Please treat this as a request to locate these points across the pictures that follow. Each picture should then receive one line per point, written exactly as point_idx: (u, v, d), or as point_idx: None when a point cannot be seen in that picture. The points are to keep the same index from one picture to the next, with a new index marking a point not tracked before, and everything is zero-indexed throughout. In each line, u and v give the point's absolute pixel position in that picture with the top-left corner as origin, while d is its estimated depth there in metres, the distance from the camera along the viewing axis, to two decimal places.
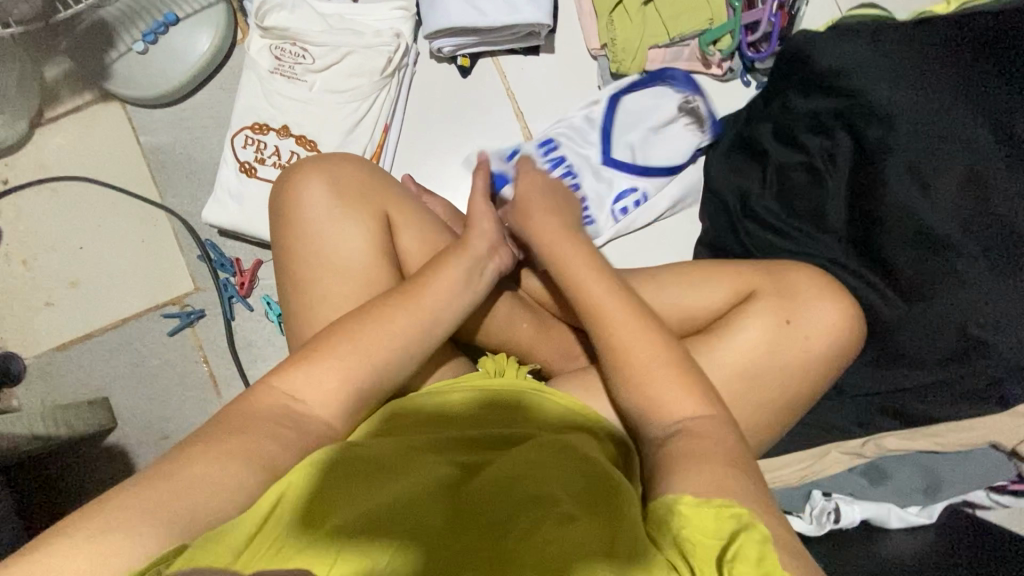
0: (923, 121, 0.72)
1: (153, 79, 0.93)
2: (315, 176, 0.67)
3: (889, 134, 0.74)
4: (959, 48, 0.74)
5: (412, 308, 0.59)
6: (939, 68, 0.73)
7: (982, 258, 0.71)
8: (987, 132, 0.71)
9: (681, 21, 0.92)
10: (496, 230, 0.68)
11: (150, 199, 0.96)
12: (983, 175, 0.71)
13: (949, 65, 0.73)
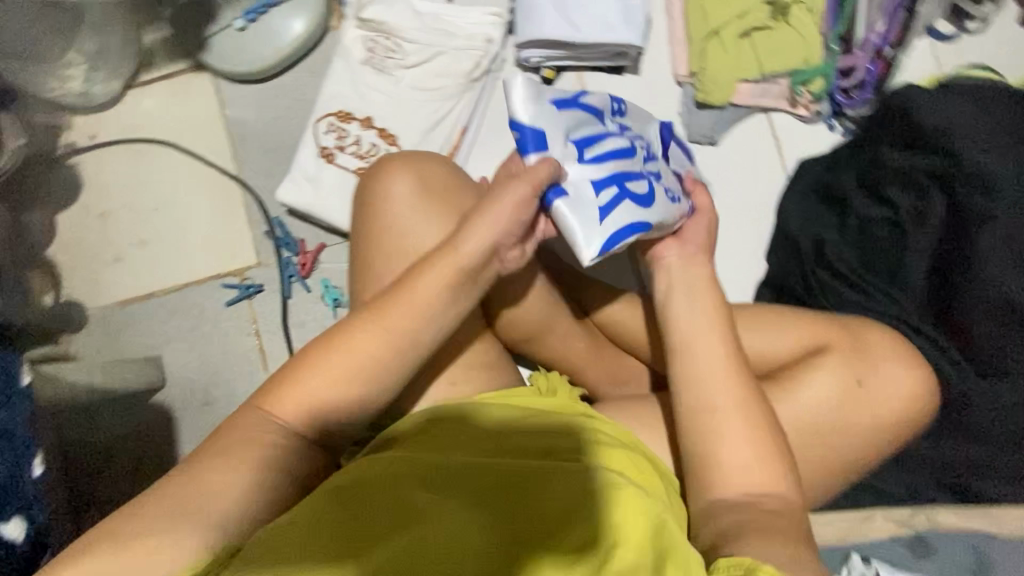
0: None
1: (246, 56, 0.95)
2: (405, 172, 0.68)
3: (989, 205, 0.74)
4: None
5: (378, 328, 0.57)
6: None
7: None
8: None
9: (776, 59, 0.90)
10: (501, 220, 0.60)
11: (227, 170, 0.98)
12: None
13: None
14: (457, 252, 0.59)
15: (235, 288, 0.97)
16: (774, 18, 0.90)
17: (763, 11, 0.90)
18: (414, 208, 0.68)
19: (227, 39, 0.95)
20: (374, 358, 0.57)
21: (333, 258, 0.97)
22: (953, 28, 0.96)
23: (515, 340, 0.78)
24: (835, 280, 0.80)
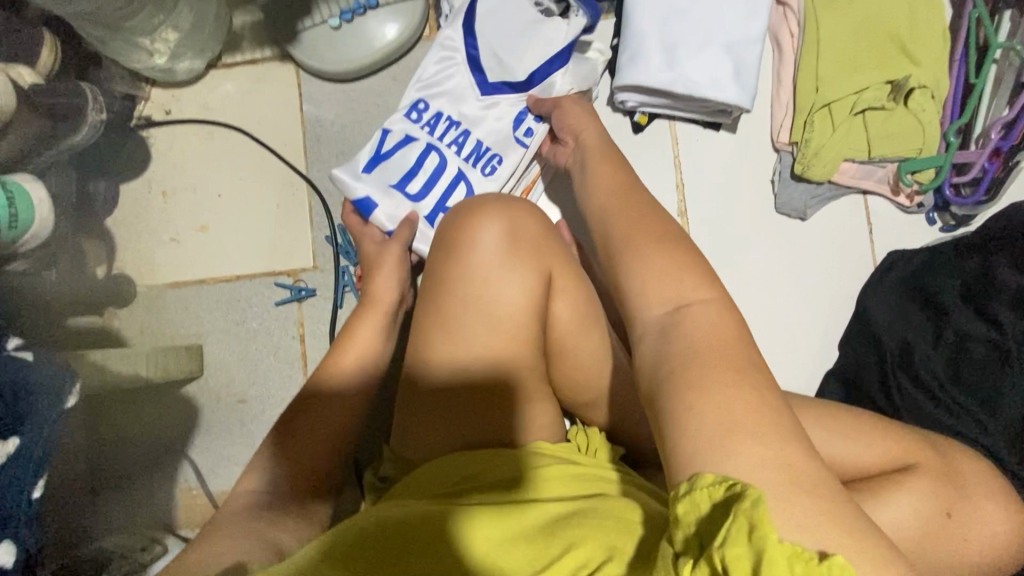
0: None
1: (335, 56, 0.92)
2: (496, 220, 0.68)
3: None
4: None
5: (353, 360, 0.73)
6: None
7: None
8: None
9: (888, 143, 0.84)
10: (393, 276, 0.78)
11: (296, 167, 0.96)
12: None
13: None
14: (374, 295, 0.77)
15: (286, 289, 0.95)
16: (894, 99, 0.84)
17: (884, 90, 0.84)
18: (496, 253, 0.66)
19: (320, 35, 0.92)
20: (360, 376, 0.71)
21: None
22: None
23: (573, 403, 0.74)
24: (912, 390, 0.77)
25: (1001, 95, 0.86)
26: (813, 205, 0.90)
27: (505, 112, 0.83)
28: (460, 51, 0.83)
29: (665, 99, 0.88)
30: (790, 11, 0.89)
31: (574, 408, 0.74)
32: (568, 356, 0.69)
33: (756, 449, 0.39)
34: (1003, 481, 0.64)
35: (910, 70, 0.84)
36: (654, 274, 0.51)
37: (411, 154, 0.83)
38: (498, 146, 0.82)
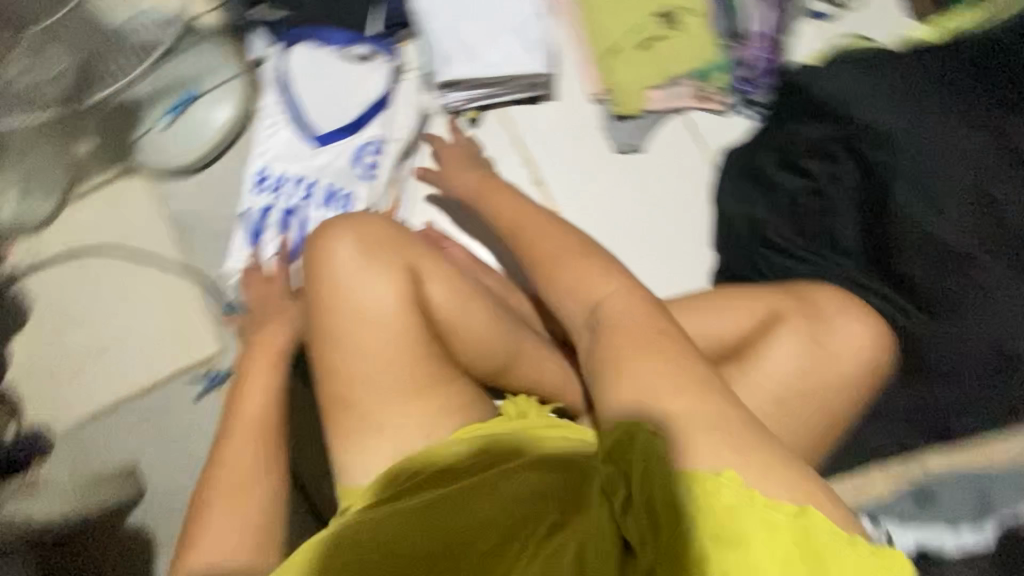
0: (927, 141, 0.72)
1: (176, 152, 0.98)
2: (344, 233, 0.72)
3: (893, 156, 0.75)
4: (952, 69, 0.74)
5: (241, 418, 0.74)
6: (938, 88, 0.74)
7: (1011, 272, 0.69)
8: (984, 146, 0.71)
9: (676, 63, 0.96)
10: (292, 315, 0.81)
11: (175, 266, 0.98)
12: (990, 190, 0.70)
13: (943, 85, 0.74)
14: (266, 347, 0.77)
15: (202, 381, 0.96)
16: (669, 25, 0.96)
17: (657, 22, 0.96)
18: (356, 264, 0.71)
19: (155, 138, 0.98)
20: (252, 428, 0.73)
21: None
22: (831, 5, 1.03)
23: (486, 375, 0.78)
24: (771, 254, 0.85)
25: None
26: (642, 135, 1.00)
27: (342, 150, 0.90)
28: (284, 116, 0.91)
29: (483, 89, 0.96)
30: None
31: (489, 379, 0.79)
32: (459, 332, 0.73)
33: (685, 405, 0.52)
34: (854, 299, 0.73)
35: None
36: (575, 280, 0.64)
37: (272, 215, 0.88)
38: (346, 182, 0.90)
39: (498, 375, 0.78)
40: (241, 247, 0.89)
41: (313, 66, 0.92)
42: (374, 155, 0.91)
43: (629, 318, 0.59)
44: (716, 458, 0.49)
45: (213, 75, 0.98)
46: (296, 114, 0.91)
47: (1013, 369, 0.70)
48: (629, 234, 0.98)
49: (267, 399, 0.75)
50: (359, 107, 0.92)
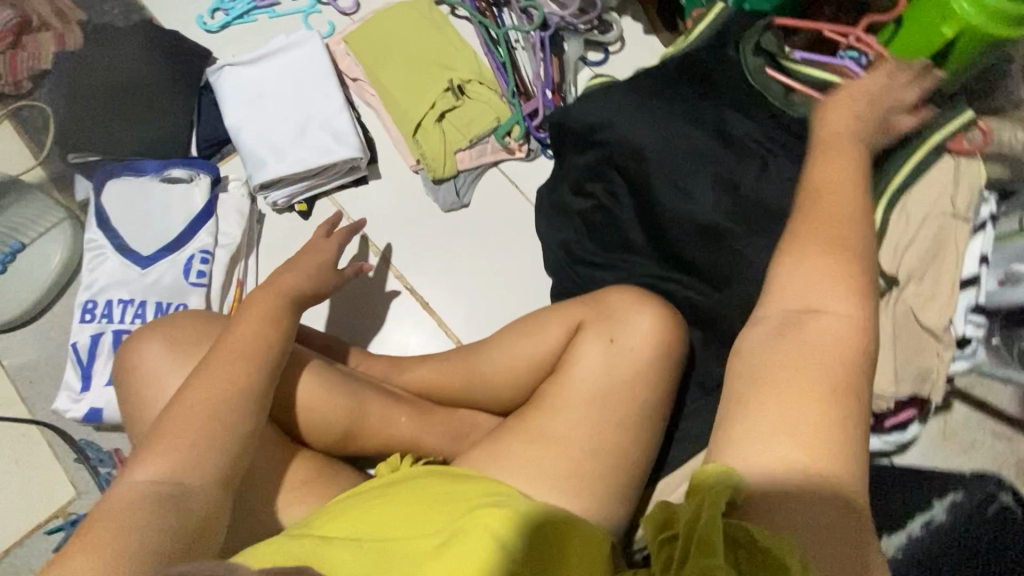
0: (667, 146, 0.86)
1: (10, 305, 0.98)
2: (155, 338, 0.77)
3: (646, 165, 0.87)
4: (673, 86, 0.88)
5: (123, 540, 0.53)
6: (665, 104, 0.87)
7: (757, 237, 0.81)
8: (713, 141, 0.84)
9: (474, 126, 1.08)
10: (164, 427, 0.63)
11: (20, 417, 0.96)
12: (726, 175, 0.83)
13: (671, 100, 0.87)
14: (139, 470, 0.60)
15: (57, 531, 0.90)
16: (458, 97, 1.08)
17: (448, 95, 1.08)
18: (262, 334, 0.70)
19: None
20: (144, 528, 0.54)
21: None
22: (602, 53, 1.21)
23: (334, 445, 0.83)
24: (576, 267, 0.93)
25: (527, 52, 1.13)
26: (463, 192, 1.10)
27: (167, 267, 0.92)
28: (107, 245, 0.92)
29: (304, 182, 1.03)
30: (361, 81, 1.12)
31: (339, 448, 0.83)
32: None
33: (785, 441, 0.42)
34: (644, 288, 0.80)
35: (453, 75, 1.09)
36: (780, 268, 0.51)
37: (102, 343, 0.89)
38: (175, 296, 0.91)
39: (346, 442, 0.83)
40: (77, 381, 0.88)
41: (127, 198, 0.95)
42: (202, 264, 0.94)
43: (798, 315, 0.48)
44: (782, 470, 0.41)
45: (35, 226, 1.01)
46: (117, 243, 0.92)
47: None
48: (470, 282, 1.07)
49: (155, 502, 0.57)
50: (180, 224, 0.95)
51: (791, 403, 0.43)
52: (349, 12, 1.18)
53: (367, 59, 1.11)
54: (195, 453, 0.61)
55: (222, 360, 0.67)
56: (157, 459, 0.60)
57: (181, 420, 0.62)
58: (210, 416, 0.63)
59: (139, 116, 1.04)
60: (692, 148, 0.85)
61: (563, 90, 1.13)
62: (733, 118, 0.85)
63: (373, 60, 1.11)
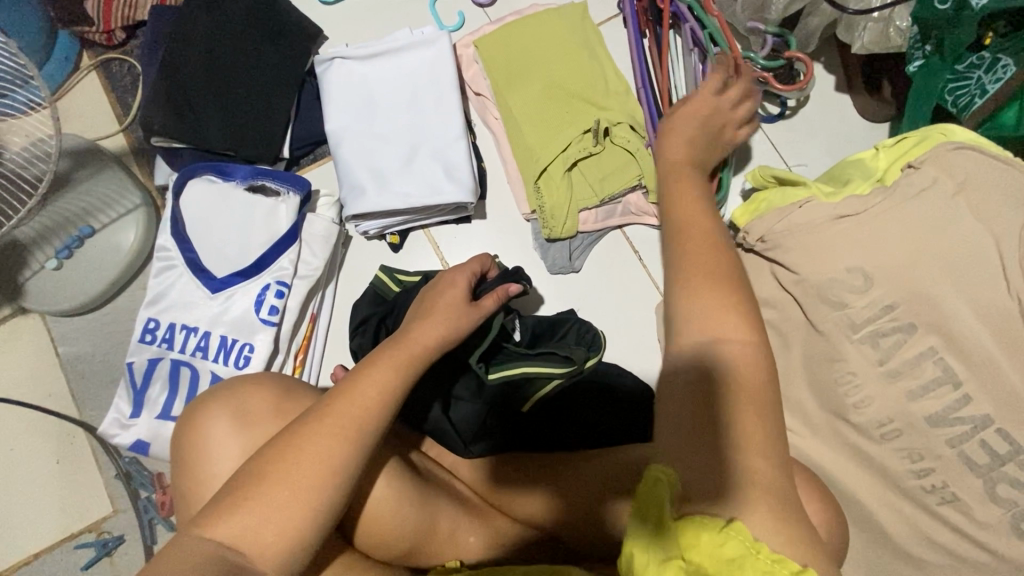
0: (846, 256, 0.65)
1: (68, 294, 0.89)
2: (221, 413, 0.67)
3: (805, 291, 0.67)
4: (848, 242, 0.65)
5: (202, 538, 0.53)
6: (842, 250, 0.65)
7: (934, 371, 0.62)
8: (896, 290, 0.63)
9: (609, 183, 0.89)
10: (302, 428, 0.59)
11: (67, 414, 0.90)
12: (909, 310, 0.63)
13: (853, 245, 0.65)
14: (255, 482, 0.56)
15: (89, 547, 0.86)
16: (598, 142, 0.88)
17: (587, 138, 0.88)
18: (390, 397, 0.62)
19: (44, 280, 0.89)
20: (246, 539, 0.53)
21: None
22: (777, 107, 0.97)
23: (392, 559, 0.71)
24: (456, 408, 0.82)
25: (691, 93, 0.90)
26: (576, 255, 0.92)
27: (241, 298, 0.81)
28: (178, 257, 0.81)
29: (401, 217, 0.88)
30: (484, 98, 0.95)
31: (398, 559, 0.71)
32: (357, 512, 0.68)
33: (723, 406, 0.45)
34: None
35: (601, 114, 0.89)
36: (702, 293, 0.49)
37: (162, 373, 0.80)
38: (242, 335, 0.80)
39: (409, 557, 0.71)
40: (130, 406, 0.80)
41: (203, 208, 0.83)
42: (275, 299, 0.82)
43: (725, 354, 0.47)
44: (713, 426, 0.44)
45: (110, 209, 0.91)
46: (190, 257, 0.81)
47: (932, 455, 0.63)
48: None
49: (235, 534, 0.53)
50: (262, 247, 0.83)
51: (711, 289, 0.49)
52: (484, 6, 0.99)
53: (498, 75, 0.92)
54: (281, 532, 0.54)
55: (330, 422, 0.58)
56: (233, 519, 0.54)
57: (284, 476, 0.56)
58: (311, 486, 0.56)
59: (231, 99, 0.90)
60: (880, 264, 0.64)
61: None
62: (898, 262, 0.63)
63: (504, 76, 0.91)
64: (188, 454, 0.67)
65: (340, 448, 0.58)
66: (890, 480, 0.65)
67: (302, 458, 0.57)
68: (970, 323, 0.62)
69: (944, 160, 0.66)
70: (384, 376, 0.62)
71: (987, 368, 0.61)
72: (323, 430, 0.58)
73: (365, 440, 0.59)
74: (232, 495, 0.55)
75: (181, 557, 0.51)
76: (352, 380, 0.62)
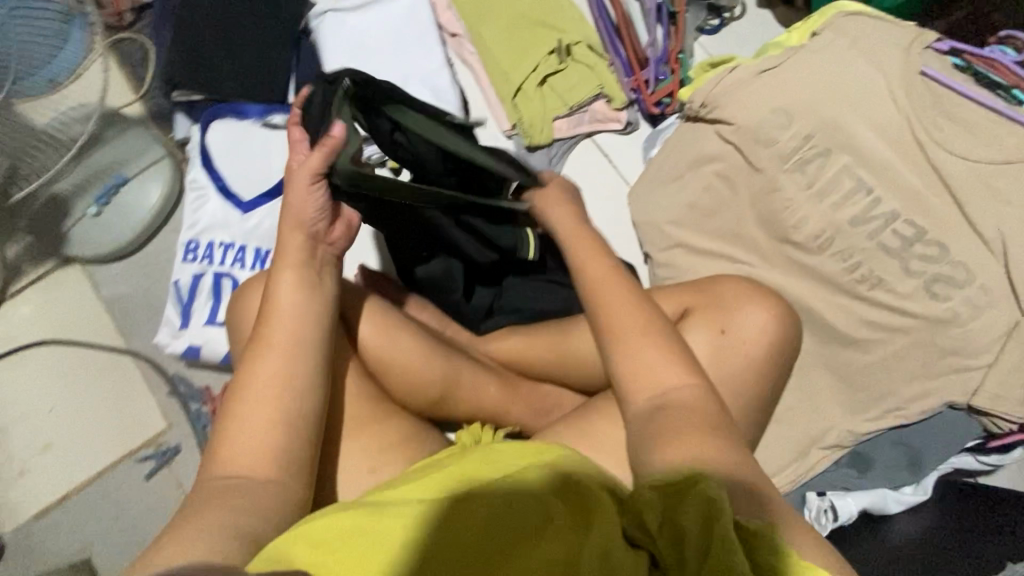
0: (770, 104, 0.81)
1: (108, 238, 1.00)
2: (265, 290, 0.77)
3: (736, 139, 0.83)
4: (769, 93, 0.81)
5: (222, 468, 0.59)
6: (764, 101, 0.81)
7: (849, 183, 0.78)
8: (810, 125, 0.80)
9: (576, 92, 1.03)
10: (263, 354, 0.64)
11: (116, 346, 0.99)
12: (824, 139, 0.79)
13: (772, 95, 0.81)
14: (241, 410, 0.62)
15: (150, 458, 0.95)
16: (562, 60, 1.04)
17: (551, 58, 1.04)
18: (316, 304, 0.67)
19: (86, 226, 1.00)
20: (261, 459, 0.60)
21: None
22: (718, 21, 1.12)
23: (422, 408, 0.83)
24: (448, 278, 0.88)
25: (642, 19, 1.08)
26: (556, 160, 1.05)
27: (269, 215, 0.93)
28: (209, 186, 0.93)
29: None
30: (459, 36, 1.09)
31: (428, 408, 0.83)
32: (394, 365, 0.80)
33: (635, 351, 0.65)
34: (760, 287, 0.76)
35: (561, 35, 1.04)
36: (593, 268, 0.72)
37: (206, 288, 0.91)
38: (275, 245, 0.93)
39: (436, 406, 0.83)
40: (179, 318, 0.90)
41: (227, 144, 0.96)
42: None
43: (611, 292, 0.69)
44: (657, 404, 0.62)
45: (139, 160, 1.02)
46: (219, 185, 0.93)
47: (859, 251, 0.78)
48: None
49: (253, 461, 0.60)
50: (282, 171, 0.95)
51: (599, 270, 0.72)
52: None
53: (469, 14, 1.07)
54: (256, 446, 0.60)
55: (264, 342, 0.64)
56: (234, 447, 0.60)
57: (255, 398, 0.62)
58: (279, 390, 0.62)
59: (239, 54, 1.02)
60: (795, 110, 0.80)
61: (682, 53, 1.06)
62: (809, 104, 0.80)
63: (475, 15, 1.06)
64: (241, 330, 0.76)
65: (283, 358, 0.63)
66: (830, 282, 0.80)
67: (285, 369, 0.63)
68: (872, 140, 0.78)
69: (838, 25, 0.84)
70: (292, 296, 0.66)
71: (889, 172, 0.77)
72: (274, 347, 0.64)
73: (305, 347, 0.65)
74: (220, 431, 0.61)
75: (213, 496, 0.57)
76: (275, 304, 0.66)
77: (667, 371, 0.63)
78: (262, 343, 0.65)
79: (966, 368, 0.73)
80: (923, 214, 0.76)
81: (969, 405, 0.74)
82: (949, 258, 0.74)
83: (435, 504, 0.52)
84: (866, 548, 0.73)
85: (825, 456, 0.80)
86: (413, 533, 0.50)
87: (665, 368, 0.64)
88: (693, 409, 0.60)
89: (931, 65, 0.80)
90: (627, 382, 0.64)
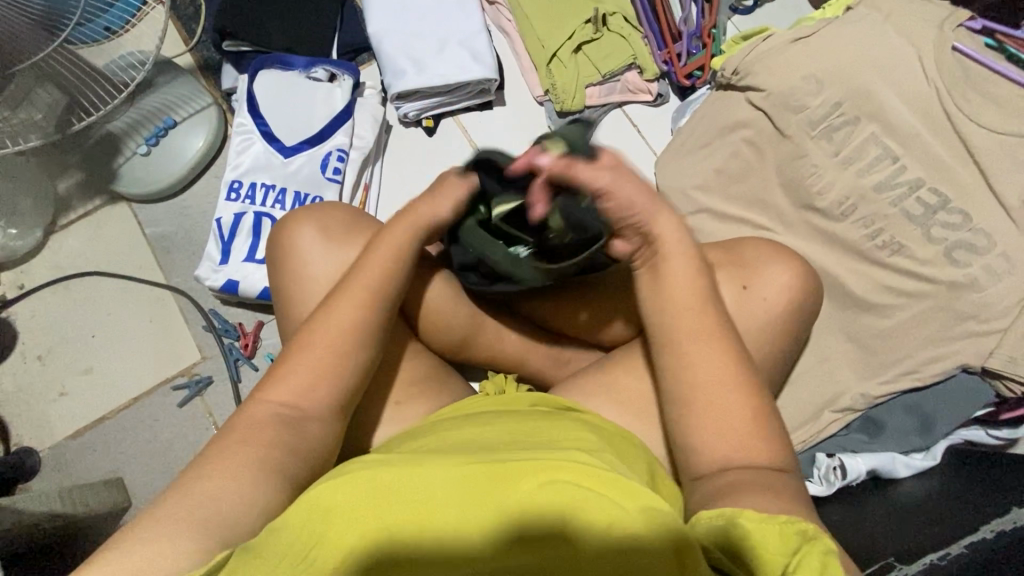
0: (800, 72, 0.84)
1: (154, 177, 1.04)
2: (308, 223, 0.79)
3: (766, 106, 0.85)
4: (800, 63, 0.84)
5: (273, 400, 0.59)
6: (795, 70, 0.84)
7: (874, 152, 0.81)
8: (838, 96, 0.82)
9: (609, 61, 1.06)
10: (340, 309, 0.63)
11: (157, 281, 1.04)
12: (851, 109, 0.82)
13: (802, 65, 0.84)
14: (308, 349, 0.62)
15: (184, 387, 0.99)
16: (598, 30, 1.06)
17: (587, 27, 1.06)
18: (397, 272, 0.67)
19: (135, 165, 1.04)
20: (311, 403, 0.60)
21: (273, 334, 1.01)
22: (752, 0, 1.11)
23: (448, 349, 0.83)
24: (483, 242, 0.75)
25: None
26: (586, 128, 1.08)
27: (309, 162, 0.97)
28: (254, 131, 0.98)
29: (436, 98, 1.05)
30: (498, 4, 1.12)
31: (455, 349, 0.83)
32: (421, 303, 0.80)
33: (709, 383, 0.59)
34: (781, 247, 0.77)
35: (598, 6, 1.07)
36: (662, 291, 0.63)
37: (247, 227, 0.95)
38: (314, 189, 0.97)
39: (465, 347, 0.83)
40: (219, 253, 0.94)
41: (271, 91, 1.00)
42: (338, 162, 0.98)
43: (689, 317, 0.61)
44: (721, 451, 0.56)
45: (188, 106, 1.07)
46: (264, 130, 0.98)
47: (881, 218, 0.80)
48: None
49: (306, 402, 0.60)
50: (323, 121, 0.99)
51: (670, 299, 0.63)
52: None
53: None
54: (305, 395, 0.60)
55: (341, 300, 0.64)
56: (287, 384, 0.60)
57: (324, 346, 0.62)
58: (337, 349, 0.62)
59: (287, 9, 1.07)
60: (825, 79, 0.83)
61: (716, 28, 1.06)
62: (839, 75, 0.82)
63: None
64: (284, 266, 0.79)
65: (355, 320, 0.63)
66: (851, 247, 0.81)
67: (362, 324, 0.64)
68: (899, 110, 0.80)
69: None
70: (381, 251, 0.67)
71: (915, 142, 0.79)
72: (358, 303, 0.64)
73: (380, 308, 0.65)
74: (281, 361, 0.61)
75: (254, 425, 0.57)
76: (383, 256, 0.68)
77: (740, 419, 0.57)
78: (342, 295, 0.65)
79: (979, 334, 0.75)
80: (945, 184, 0.78)
81: (983, 369, 0.76)
82: (969, 225, 0.76)
83: (495, 522, 0.50)
84: (873, 504, 0.74)
85: (837, 418, 0.81)
86: (456, 544, 0.49)
87: (740, 432, 0.56)
88: (759, 486, 0.52)
89: (963, 41, 0.81)
90: (698, 460, 0.58)
